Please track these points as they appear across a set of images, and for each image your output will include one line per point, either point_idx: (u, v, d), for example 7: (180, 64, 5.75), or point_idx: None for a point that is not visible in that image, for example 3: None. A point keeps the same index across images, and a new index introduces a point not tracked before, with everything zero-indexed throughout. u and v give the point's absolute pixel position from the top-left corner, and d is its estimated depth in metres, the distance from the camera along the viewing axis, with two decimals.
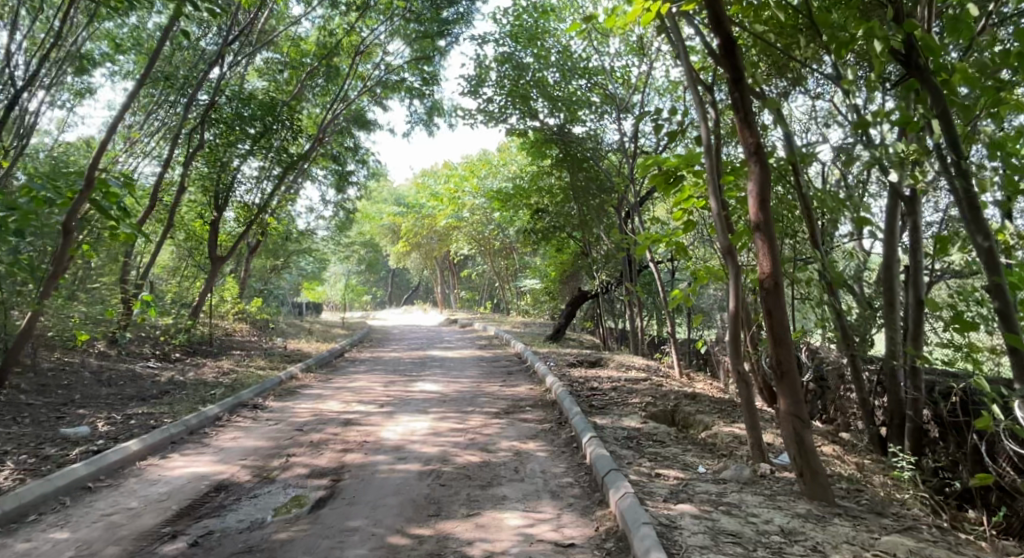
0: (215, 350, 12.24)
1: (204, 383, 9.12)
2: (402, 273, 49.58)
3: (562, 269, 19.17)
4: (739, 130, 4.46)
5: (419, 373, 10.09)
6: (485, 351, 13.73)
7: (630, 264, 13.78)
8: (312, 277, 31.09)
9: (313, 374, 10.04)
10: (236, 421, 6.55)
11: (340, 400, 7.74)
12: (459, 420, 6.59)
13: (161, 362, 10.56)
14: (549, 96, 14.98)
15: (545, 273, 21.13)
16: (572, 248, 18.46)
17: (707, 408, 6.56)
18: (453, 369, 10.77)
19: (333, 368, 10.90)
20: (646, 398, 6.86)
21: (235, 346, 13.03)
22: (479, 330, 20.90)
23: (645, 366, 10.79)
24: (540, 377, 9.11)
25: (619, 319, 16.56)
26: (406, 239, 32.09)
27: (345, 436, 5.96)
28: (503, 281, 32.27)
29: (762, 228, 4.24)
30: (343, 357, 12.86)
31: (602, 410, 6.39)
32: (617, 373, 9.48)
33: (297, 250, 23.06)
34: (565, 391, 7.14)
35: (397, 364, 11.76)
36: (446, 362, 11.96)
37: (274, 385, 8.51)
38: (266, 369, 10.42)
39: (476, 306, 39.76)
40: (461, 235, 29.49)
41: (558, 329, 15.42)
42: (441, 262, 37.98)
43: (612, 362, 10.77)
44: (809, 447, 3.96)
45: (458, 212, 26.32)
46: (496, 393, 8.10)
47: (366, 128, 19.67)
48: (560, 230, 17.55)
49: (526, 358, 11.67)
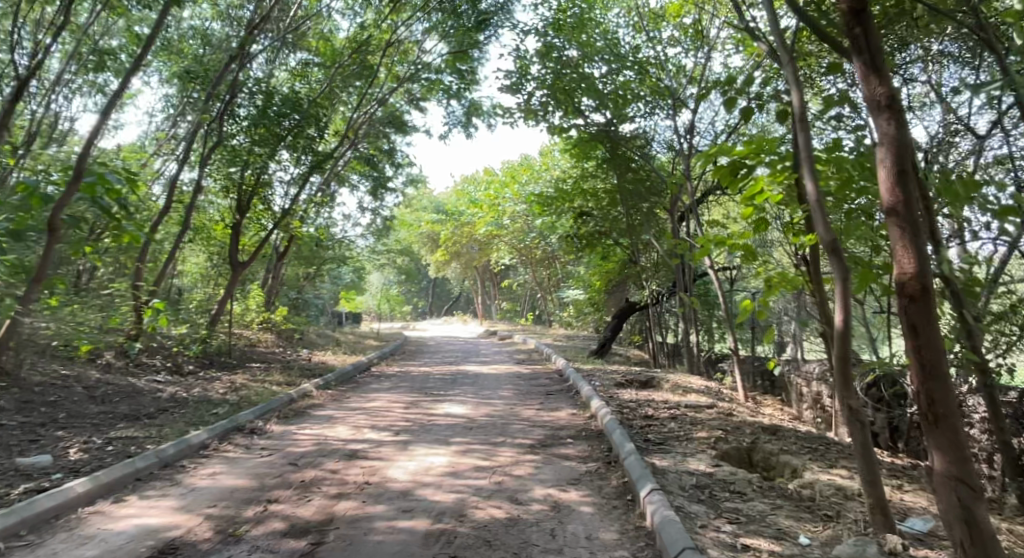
0: (234, 363, 11.41)
1: (208, 400, 8.20)
2: (443, 283, 48.84)
3: (607, 279, 17.92)
4: (861, 78, 3.24)
5: (447, 392, 9.01)
6: (522, 367, 12.57)
7: (683, 273, 12.49)
8: (350, 286, 30.45)
9: (331, 391, 9.05)
10: (223, 451, 5.53)
11: (351, 424, 6.72)
12: (485, 455, 5.49)
13: (171, 376, 9.71)
14: (595, 91, 13.84)
15: (589, 283, 19.92)
16: (618, 256, 17.21)
17: (793, 447, 5.30)
18: (486, 387, 9.66)
19: (354, 384, 9.91)
20: (716, 431, 5.62)
21: (255, 358, 12.17)
22: (519, 343, 19.78)
23: (703, 387, 9.47)
24: (584, 400, 7.93)
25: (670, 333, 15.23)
26: (445, 247, 31.23)
27: (345, 475, 4.88)
28: (544, 291, 31.16)
29: (899, 214, 3.02)
30: (369, 371, 11.89)
31: (661, 448, 5.18)
32: (674, 396, 8.22)
33: (332, 258, 22.33)
34: (614, 422, 5.96)
35: (426, 380, 10.70)
36: (479, 379, 10.87)
37: (281, 404, 7.55)
38: (281, 385, 9.50)
39: (517, 318, 38.70)
40: (501, 244, 28.50)
41: (603, 343, 14.20)
42: (482, 272, 37.06)
43: (666, 383, 9.47)
44: (985, 530, 2.77)
45: (498, 219, 25.37)
46: (532, 419, 6.95)
47: (402, 130, 18.84)
48: (606, 236, 16.34)
49: (568, 376, 10.49)
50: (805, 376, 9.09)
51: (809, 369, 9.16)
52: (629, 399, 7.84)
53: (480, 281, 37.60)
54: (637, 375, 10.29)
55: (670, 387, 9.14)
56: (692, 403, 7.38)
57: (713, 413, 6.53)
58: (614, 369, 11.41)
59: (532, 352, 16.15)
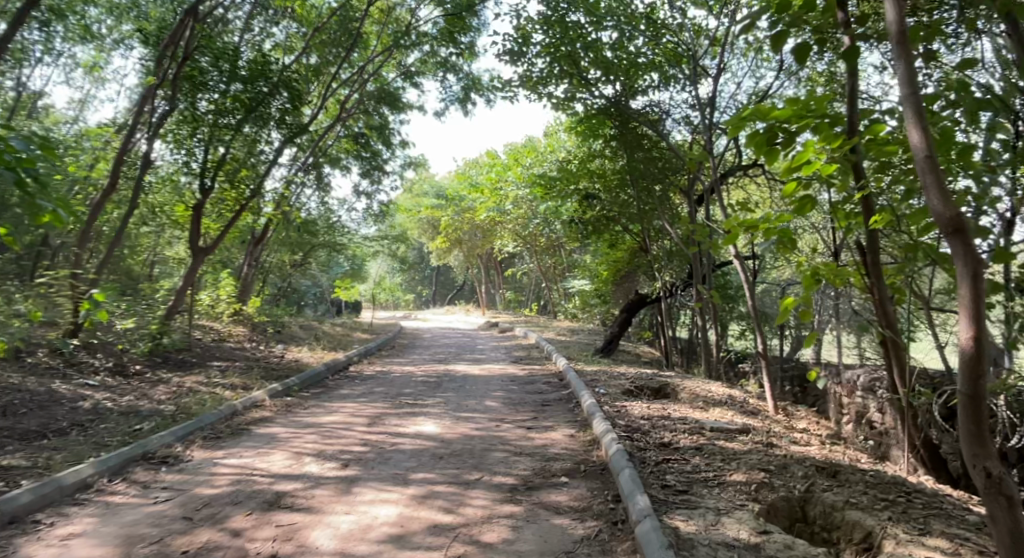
0: (193, 361, 10.13)
1: (138, 410, 6.91)
2: (446, 271, 47.51)
3: (615, 268, 16.53)
4: None
5: (425, 402, 7.69)
6: (518, 367, 11.21)
7: (702, 262, 11.09)
8: (345, 274, 29.13)
9: (290, 399, 7.75)
10: (108, 496, 4.22)
11: (292, 449, 5.38)
12: (451, 503, 4.15)
13: (110, 379, 8.42)
14: (603, 59, 12.37)
15: (595, 273, 18.53)
16: (628, 244, 15.79)
17: (863, 496, 3.95)
18: (473, 394, 8.32)
19: (322, 390, 8.60)
20: (756, 473, 4.23)
21: (219, 356, 10.87)
22: (519, 337, 18.46)
23: (725, 398, 8.04)
24: (586, 416, 6.58)
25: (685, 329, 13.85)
26: (445, 234, 29.84)
27: (251, 539, 3.56)
28: (549, 281, 29.82)
29: None
30: (346, 371, 10.58)
31: (686, 502, 3.82)
32: (694, 411, 6.82)
33: (322, 244, 21.00)
34: (621, 457, 4.60)
35: (406, 384, 9.37)
36: (466, 382, 9.53)
37: (216, 420, 6.20)
38: (235, 390, 8.21)
39: (521, 308, 37.36)
40: (503, 231, 27.14)
41: (609, 339, 12.85)
42: (485, 260, 35.67)
43: (681, 395, 8.06)
44: None
45: (499, 204, 24.02)
46: (520, 444, 5.61)
47: (396, 106, 17.42)
48: (614, 221, 14.91)
49: (569, 381, 9.14)
50: (847, 384, 7.68)
51: (852, 377, 7.75)
52: (642, 416, 6.45)
53: (483, 269, 36.23)
54: (648, 380, 8.92)
55: (688, 399, 7.73)
56: (719, 422, 5.98)
57: (749, 440, 5.12)
58: (621, 372, 10.05)
59: (532, 348, 14.80)
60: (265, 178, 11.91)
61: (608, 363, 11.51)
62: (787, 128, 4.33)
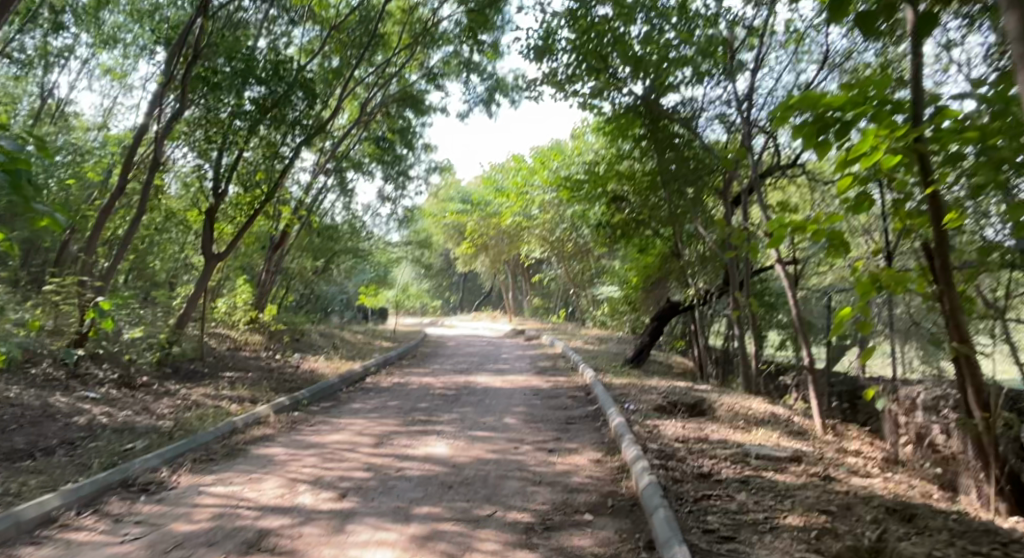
0: (204, 372, 9.74)
1: (136, 426, 6.48)
2: (473, 277, 47.16)
3: (645, 274, 15.88)
4: None
5: (441, 419, 7.16)
6: (542, 379, 10.63)
7: (740, 266, 10.41)
8: (371, 280, 28.85)
9: (298, 415, 7.28)
10: (71, 533, 3.74)
11: (287, 475, 4.87)
12: (456, 547, 3.59)
13: (114, 391, 8.04)
14: (632, 55, 11.76)
15: (624, 280, 17.87)
16: (659, 249, 15.13)
17: (948, 547, 3.29)
18: (493, 410, 7.77)
19: (333, 404, 8.12)
20: (815, 516, 3.59)
21: (233, 366, 10.49)
22: (545, 346, 17.87)
23: (768, 417, 7.36)
24: (615, 437, 5.99)
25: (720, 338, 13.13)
26: (471, 239, 29.41)
27: None
28: (577, 288, 29.20)
29: None
30: (362, 383, 10.11)
31: (733, 554, 3.21)
32: (735, 433, 6.18)
33: (345, 250, 20.67)
34: (655, 492, 4.00)
35: (423, 397, 8.86)
36: (487, 396, 8.98)
37: (211, 440, 5.73)
38: (242, 404, 7.76)
39: (548, 315, 36.77)
40: (530, 236, 26.62)
41: (639, 349, 12.21)
42: (512, 266, 35.16)
43: (719, 412, 7.39)
44: None
45: (526, 209, 23.50)
46: (540, 472, 5.04)
47: (419, 109, 17.01)
48: (644, 225, 14.27)
49: (596, 396, 8.54)
50: (905, 402, 6.95)
51: (910, 393, 7.02)
52: (677, 439, 5.81)
53: (510, 275, 35.74)
54: (682, 395, 8.27)
55: (726, 418, 7.07)
56: (764, 447, 5.32)
57: (802, 471, 4.47)
58: (652, 385, 9.41)
59: (558, 358, 14.21)
60: (281, 181, 11.53)
61: (638, 375, 10.87)
62: (839, 117, 3.70)
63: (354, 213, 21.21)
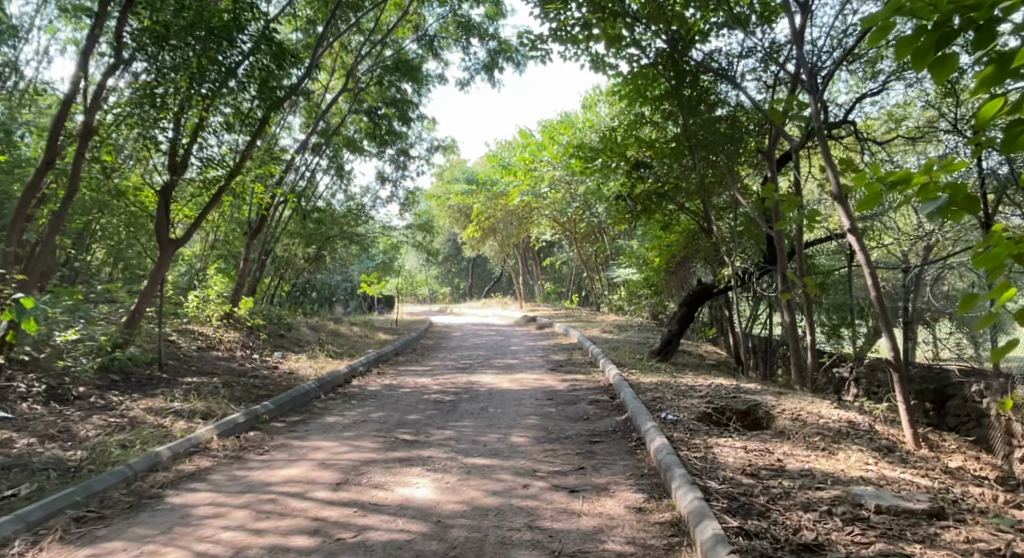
0: (160, 378, 8.26)
1: (34, 459, 5.00)
2: (484, 263, 45.72)
3: (667, 255, 14.32)
4: None
5: (431, 439, 5.67)
6: (558, 378, 9.07)
7: (788, 241, 8.81)
8: (374, 268, 27.45)
9: (253, 437, 5.80)
10: None
11: (194, 548, 3.39)
12: None
13: (36, 406, 6.58)
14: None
15: (645, 260, 16.27)
16: (683, 225, 13.56)
17: None
18: (497, 423, 6.28)
19: (303, 418, 6.65)
20: None
21: (198, 369, 9.05)
22: (560, 334, 16.34)
23: (845, 428, 5.76)
24: (660, 470, 4.49)
25: (757, 324, 11.57)
26: (477, 222, 27.90)
27: None
28: (591, 270, 27.62)
29: None
30: (346, 387, 8.65)
31: None
32: (818, 460, 4.65)
33: (341, 235, 19.21)
34: None
35: (415, 405, 7.38)
36: (491, 402, 7.46)
37: (114, 484, 4.23)
38: (187, 422, 6.28)
39: (561, 300, 35.23)
40: (540, 217, 25.07)
41: (667, 339, 10.67)
42: (521, 250, 33.61)
43: (783, 426, 5.82)
44: None
45: (534, 188, 21.93)
46: (560, 533, 3.53)
47: (415, 78, 15.50)
48: (667, 199, 12.71)
49: (622, 402, 7.02)
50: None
51: None
52: (744, 475, 4.24)
53: (521, 259, 34.28)
54: (729, 400, 6.72)
55: (795, 433, 5.49)
56: (877, 490, 3.77)
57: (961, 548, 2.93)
58: (689, 384, 7.86)
59: (574, 350, 12.69)
60: (252, 154, 10.03)
61: (671, 371, 9.34)
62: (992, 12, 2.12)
63: (351, 195, 19.68)
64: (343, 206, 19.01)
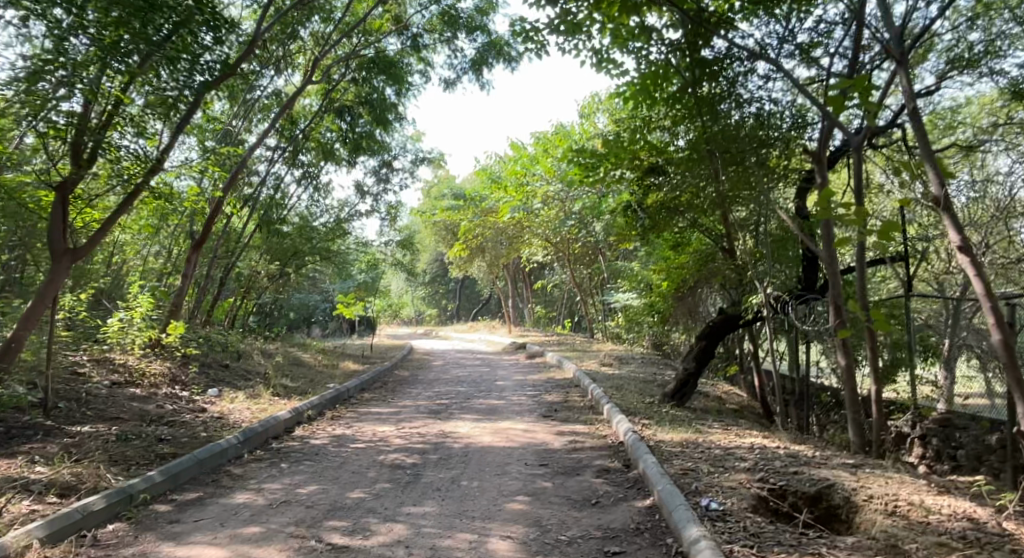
0: (38, 426, 6.39)
1: None
2: (472, 285, 43.88)
3: (675, 280, 12.65)
4: None
5: (371, 545, 3.85)
6: (552, 431, 7.27)
7: (835, 260, 6.96)
8: (353, 289, 25.58)
9: (108, 537, 3.94)
10: None
11: None
12: None
13: None
14: None
15: (650, 285, 14.56)
16: (696, 246, 11.96)
17: None
18: (470, 512, 4.46)
19: (200, 497, 4.79)
20: None
21: (99, 412, 7.17)
22: (551, 367, 14.52)
23: (973, 534, 3.96)
24: None
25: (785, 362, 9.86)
26: (464, 241, 26.17)
27: None
28: (585, 294, 25.87)
29: None
30: (282, 441, 6.79)
31: None
32: None
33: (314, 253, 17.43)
34: None
35: (363, 473, 5.54)
36: (465, 469, 5.62)
37: None
38: (29, 504, 4.42)
39: (553, 324, 33.48)
40: (531, 237, 23.38)
41: (681, 380, 8.93)
42: (512, 272, 31.91)
43: (883, 529, 4.01)
44: None
45: (526, 203, 20.25)
46: None
47: (395, 76, 13.86)
48: (678, 215, 11.08)
49: (641, 478, 5.20)
50: None
51: None
52: None
53: (511, 282, 32.53)
54: (788, 475, 4.91)
55: (910, 546, 3.71)
56: None
57: None
58: (724, 447, 6.07)
59: (570, 388, 10.89)
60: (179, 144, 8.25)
61: (692, 422, 7.58)
62: None
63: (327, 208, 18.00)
64: (316, 219, 17.31)
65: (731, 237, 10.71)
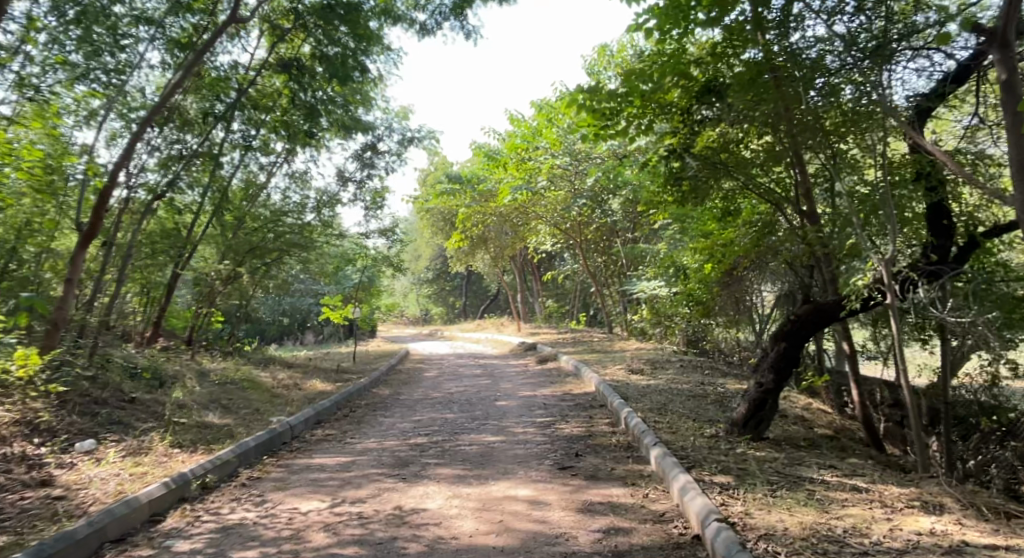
0: None
1: None
2: (479, 280, 41.16)
3: (723, 265, 9.89)
4: None
5: None
6: (575, 506, 4.50)
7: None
8: (342, 289, 22.91)
9: None
10: None
11: None
12: None
13: None
14: None
15: (688, 272, 11.78)
16: (756, 218, 9.17)
17: None
18: None
19: None
20: None
21: None
22: (568, 375, 11.77)
23: None
24: None
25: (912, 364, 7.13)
26: (464, 230, 23.47)
27: None
28: (601, 285, 23.12)
29: None
30: (127, 549, 4.04)
31: None
32: None
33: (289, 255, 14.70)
34: None
35: None
36: None
37: None
38: None
39: (565, 320, 30.70)
40: (537, 222, 20.66)
41: (756, 405, 6.28)
42: (519, 263, 29.17)
43: None
44: None
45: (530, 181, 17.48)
46: None
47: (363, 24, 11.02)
48: (729, 175, 8.17)
49: None
50: None
51: None
52: None
53: (519, 274, 29.82)
54: None
55: None
56: None
57: None
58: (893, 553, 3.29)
59: (596, 410, 8.11)
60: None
61: (801, 476, 4.91)
62: None
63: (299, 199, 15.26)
64: (285, 211, 14.64)
65: (809, 195, 7.84)
